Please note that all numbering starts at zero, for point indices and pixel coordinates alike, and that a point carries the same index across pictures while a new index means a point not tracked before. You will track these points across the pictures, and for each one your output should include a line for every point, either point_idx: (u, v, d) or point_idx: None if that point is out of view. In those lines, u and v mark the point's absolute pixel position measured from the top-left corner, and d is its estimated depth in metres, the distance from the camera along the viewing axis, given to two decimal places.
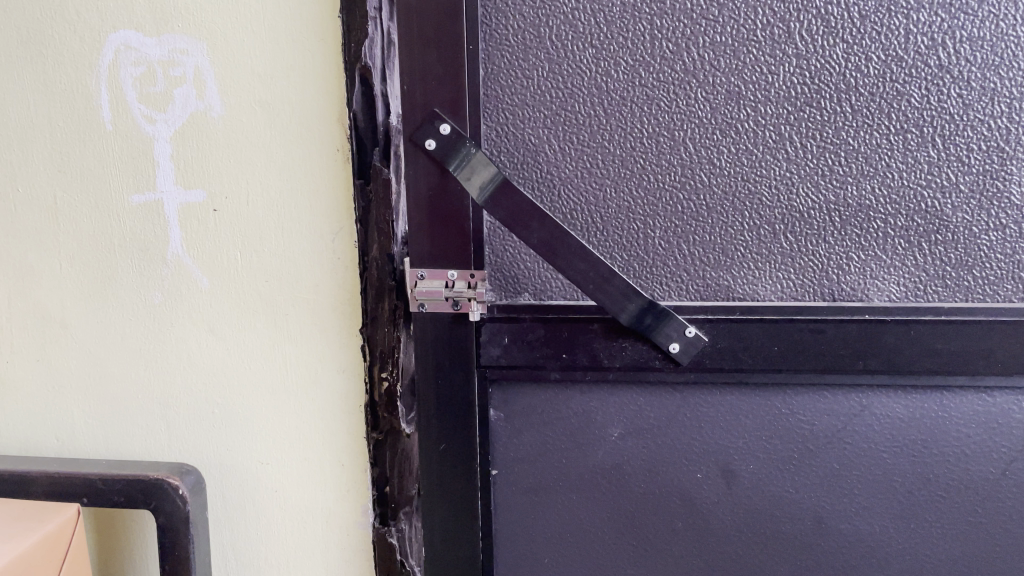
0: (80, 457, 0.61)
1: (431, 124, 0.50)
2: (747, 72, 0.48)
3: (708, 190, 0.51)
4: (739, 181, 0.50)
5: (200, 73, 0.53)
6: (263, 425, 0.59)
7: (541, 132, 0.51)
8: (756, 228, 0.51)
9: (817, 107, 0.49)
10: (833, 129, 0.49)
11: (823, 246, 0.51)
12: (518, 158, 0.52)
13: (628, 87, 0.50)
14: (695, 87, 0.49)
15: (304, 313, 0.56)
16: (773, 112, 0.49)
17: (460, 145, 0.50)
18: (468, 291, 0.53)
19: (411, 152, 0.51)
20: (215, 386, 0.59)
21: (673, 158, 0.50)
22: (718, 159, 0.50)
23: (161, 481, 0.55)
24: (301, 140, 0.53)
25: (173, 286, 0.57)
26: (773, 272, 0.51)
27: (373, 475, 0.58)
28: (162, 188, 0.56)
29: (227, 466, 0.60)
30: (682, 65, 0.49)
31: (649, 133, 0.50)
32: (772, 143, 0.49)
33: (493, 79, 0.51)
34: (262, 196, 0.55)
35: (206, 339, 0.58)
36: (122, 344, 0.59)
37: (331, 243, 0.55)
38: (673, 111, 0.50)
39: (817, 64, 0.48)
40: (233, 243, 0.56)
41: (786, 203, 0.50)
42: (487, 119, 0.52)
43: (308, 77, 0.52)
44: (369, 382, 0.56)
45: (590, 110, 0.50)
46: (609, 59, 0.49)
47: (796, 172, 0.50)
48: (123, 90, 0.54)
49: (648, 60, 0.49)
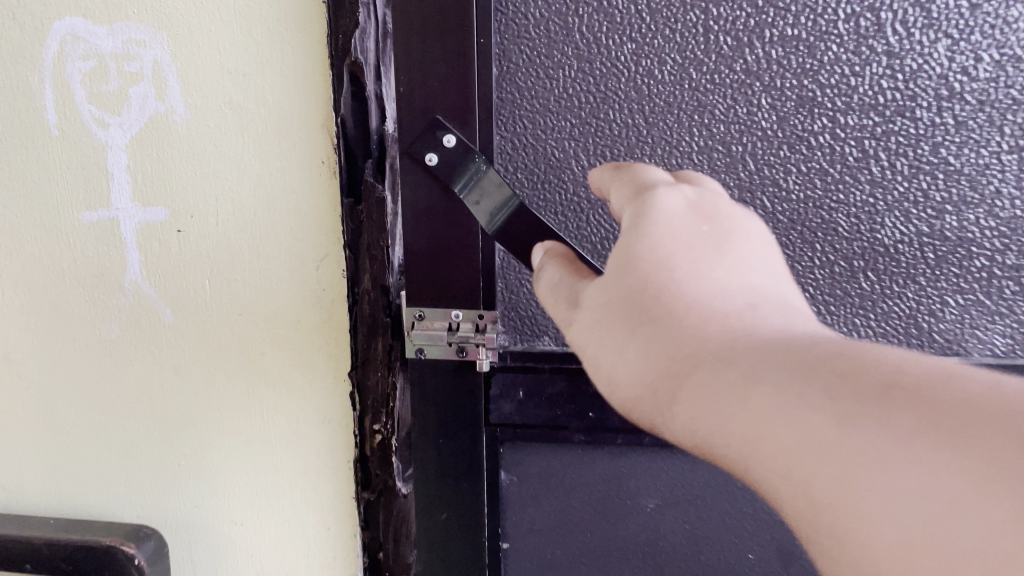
0: (26, 510, 0.53)
1: (432, 135, 0.42)
2: (824, 73, 0.39)
3: (772, 218, 0.42)
4: (811, 208, 0.41)
5: (160, 69, 0.44)
6: (238, 479, 0.50)
7: (567, 145, 0.42)
8: (829, 263, 0.42)
9: (911, 118, 0.39)
10: (929, 146, 0.40)
11: (912, 287, 0.41)
12: (538, 175, 0.43)
13: (675, 91, 0.41)
14: (759, 92, 0.40)
15: (284, 353, 0.48)
16: (856, 123, 0.40)
17: (469, 160, 0.42)
18: (476, 336, 0.45)
19: (410, 170, 0.43)
20: (182, 435, 0.50)
21: (728, 179, 0.41)
22: (785, 181, 0.41)
23: (115, 548, 0.47)
24: (278, 151, 0.45)
25: (132, 318, 0.49)
26: (848, 318, 0.42)
27: (364, 541, 0.50)
28: (118, 204, 0.47)
29: (196, 526, 0.52)
30: (743, 65, 0.40)
31: (700, 147, 0.41)
32: (852, 161, 0.40)
33: (510, 78, 0.42)
34: (234, 215, 0.46)
35: (171, 381, 0.50)
36: (74, 385, 0.51)
37: (315, 273, 0.47)
38: (729, 121, 0.41)
39: (914, 64, 0.38)
40: (202, 270, 0.47)
41: (867, 235, 0.41)
42: (501, 128, 0.43)
43: (287, 75, 0.43)
44: (359, 436, 0.48)
45: (628, 119, 0.41)
46: (652, 57, 0.40)
47: (882, 197, 0.40)
48: (70, 88, 0.46)
49: (700, 58, 0.40)
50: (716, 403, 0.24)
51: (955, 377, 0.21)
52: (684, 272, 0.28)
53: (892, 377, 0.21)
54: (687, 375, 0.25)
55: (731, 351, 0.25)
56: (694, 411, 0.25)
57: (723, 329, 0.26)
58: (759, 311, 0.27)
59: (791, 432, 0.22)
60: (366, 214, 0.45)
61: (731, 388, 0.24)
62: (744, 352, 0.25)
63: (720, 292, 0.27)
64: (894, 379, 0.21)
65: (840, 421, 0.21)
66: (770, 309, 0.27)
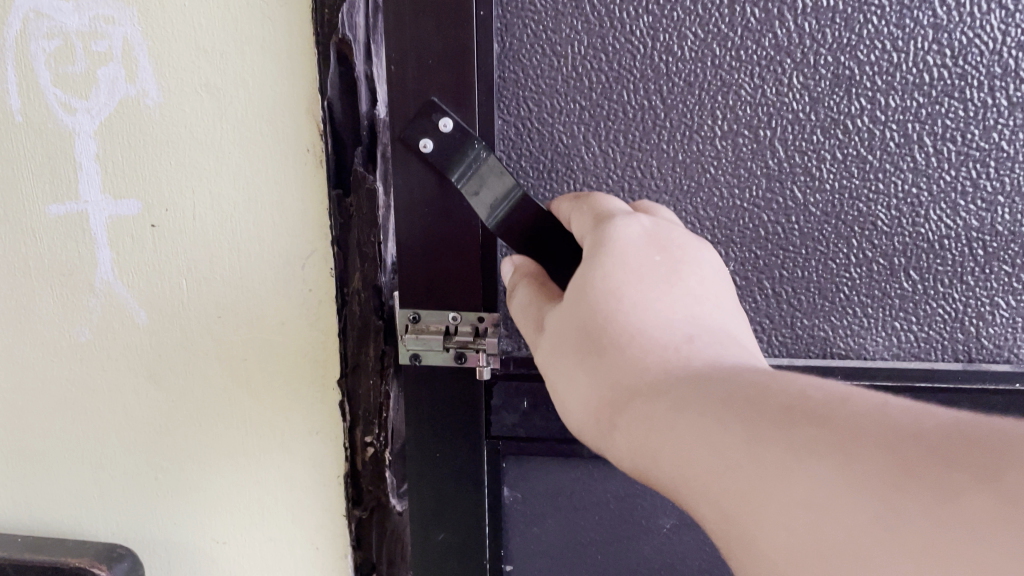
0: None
1: (427, 119, 0.38)
2: (863, 49, 0.35)
3: (804, 210, 0.38)
4: (846, 200, 0.38)
5: (131, 48, 0.41)
6: (219, 494, 0.47)
7: (577, 129, 0.39)
8: (868, 260, 0.38)
9: (961, 99, 0.35)
10: (981, 130, 0.36)
11: (958, 287, 0.38)
12: (544, 163, 0.40)
13: (696, 69, 0.37)
14: (790, 70, 0.36)
15: (268, 358, 0.44)
16: (899, 105, 0.36)
17: (468, 146, 0.38)
18: (476, 342, 0.41)
19: (402, 157, 0.39)
20: (159, 447, 0.47)
21: (756, 167, 0.38)
22: (819, 170, 0.37)
23: (85, 569, 0.44)
24: (259, 138, 0.41)
25: (104, 321, 0.45)
26: (886, 323, 0.39)
27: (355, 562, 0.46)
28: (87, 197, 0.43)
29: (174, 544, 0.48)
30: (772, 40, 0.36)
31: (725, 132, 0.37)
32: (894, 147, 0.36)
33: (513, 56, 0.38)
34: (212, 209, 0.42)
35: (146, 388, 0.46)
36: (43, 393, 0.47)
37: (301, 272, 0.43)
38: (757, 102, 0.37)
39: (964, 39, 0.34)
40: (178, 268, 0.44)
41: (908, 230, 0.37)
42: (502, 110, 0.39)
43: (269, 55, 0.40)
44: (350, 449, 0.45)
45: (643, 101, 0.37)
46: (670, 31, 0.36)
47: (926, 188, 0.37)
48: (33, 70, 0.42)
49: (725, 32, 0.36)
50: (644, 426, 0.24)
51: (857, 400, 0.20)
52: (628, 303, 0.27)
53: (794, 401, 0.21)
54: (626, 408, 0.25)
55: (664, 383, 0.25)
56: (632, 439, 0.25)
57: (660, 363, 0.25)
58: (696, 343, 0.26)
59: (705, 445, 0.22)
60: (355, 206, 0.42)
61: (658, 419, 0.24)
62: (678, 384, 0.24)
63: (664, 323, 0.27)
64: (798, 401, 0.21)
65: (750, 443, 0.20)
66: (707, 340, 0.26)
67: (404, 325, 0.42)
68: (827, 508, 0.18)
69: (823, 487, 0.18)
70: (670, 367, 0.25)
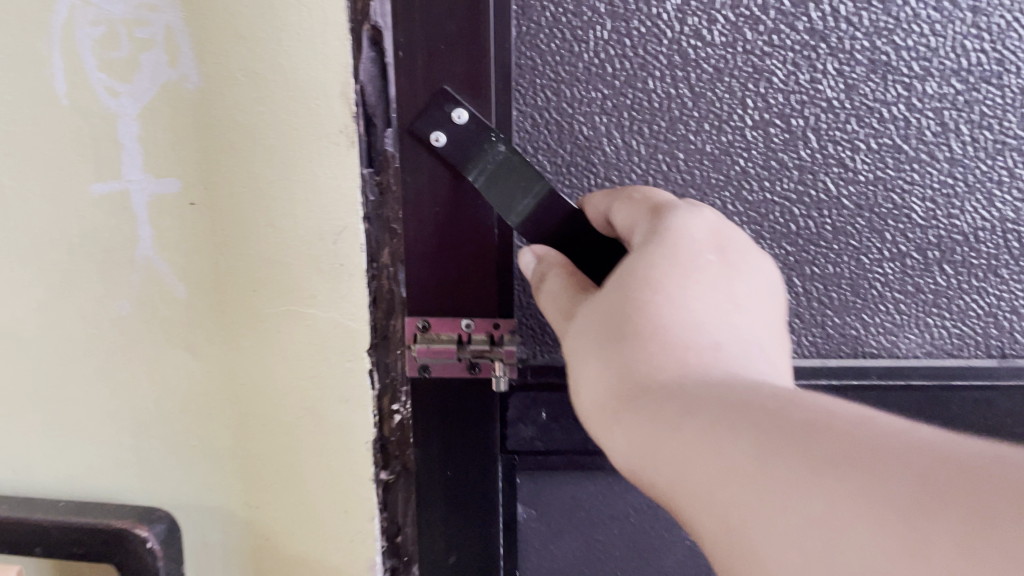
0: (27, 496, 0.51)
1: (439, 110, 0.44)
2: (899, 35, 0.43)
3: (843, 202, 0.46)
4: (884, 191, 0.46)
5: (173, 35, 0.43)
6: (252, 461, 0.49)
7: (596, 120, 0.45)
8: (902, 256, 0.47)
9: (993, 86, 0.44)
10: (1004, 125, 0.45)
11: (990, 277, 0.47)
12: (562, 155, 0.46)
13: (727, 57, 0.44)
14: (831, 58, 0.44)
15: (300, 331, 0.47)
16: (936, 93, 0.44)
17: (483, 139, 0.43)
18: (490, 352, 0.47)
19: (412, 148, 0.45)
20: (196, 415, 0.49)
21: (791, 156, 0.45)
22: (852, 160, 0.45)
23: (128, 532, 0.46)
24: (296, 121, 0.43)
25: (144, 295, 0.48)
26: (923, 319, 0.48)
27: (381, 524, 0.50)
28: (129, 176, 0.46)
29: (208, 508, 0.50)
30: (806, 24, 0.43)
31: (761, 121, 0.45)
32: (932, 136, 0.45)
33: (530, 39, 0.43)
34: (250, 188, 0.45)
35: (184, 360, 0.48)
36: (84, 365, 0.49)
37: (333, 248, 0.45)
38: (789, 90, 0.44)
39: (1002, 23, 0.43)
40: (216, 243, 0.46)
41: (943, 221, 0.46)
42: (519, 101, 0.45)
43: (307, 42, 0.42)
44: (377, 417, 0.48)
45: (674, 91, 0.44)
46: (708, 18, 0.43)
47: (962, 182, 0.46)
48: (79, 56, 0.44)
49: (759, 17, 0.43)
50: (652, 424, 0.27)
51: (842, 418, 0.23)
52: (661, 310, 0.31)
53: (793, 418, 0.24)
54: (637, 401, 0.29)
55: (676, 385, 0.28)
56: (635, 436, 0.28)
57: (679, 368, 0.29)
58: (720, 352, 0.30)
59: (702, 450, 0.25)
60: (386, 185, 0.46)
61: (665, 416, 0.27)
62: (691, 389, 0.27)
63: (691, 330, 0.30)
64: (794, 417, 0.24)
65: (743, 451, 0.23)
66: (732, 351, 0.30)
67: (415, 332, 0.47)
68: (797, 512, 0.21)
69: (798, 497, 0.21)
70: (685, 372, 0.28)
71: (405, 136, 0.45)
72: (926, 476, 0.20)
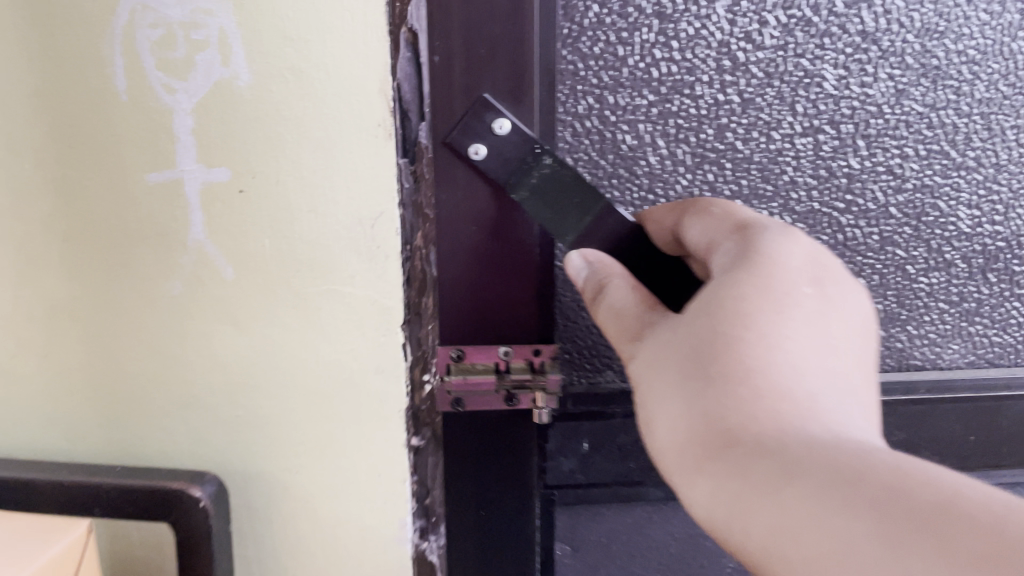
0: (77, 463, 0.55)
1: (478, 117, 0.50)
2: (936, 58, 0.57)
3: (888, 208, 0.60)
4: (919, 199, 0.61)
5: (227, 37, 0.47)
6: (292, 429, 0.53)
7: (645, 128, 0.56)
8: (948, 265, 0.63)
9: (1001, 116, 0.60)
10: (1004, 152, 0.61)
11: (1007, 278, 0.64)
12: (607, 159, 0.56)
13: (784, 66, 0.56)
14: (880, 79, 0.57)
15: (339, 308, 0.51)
16: (961, 118, 0.59)
17: (525, 152, 0.50)
18: (531, 382, 0.56)
19: (451, 160, 0.51)
20: (239, 387, 0.53)
21: (839, 164, 0.59)
22: (898, 174, 0.60)
23: (181, 491, 0.50)
24: (338, 115, 0.48)
25: (194, 275, 0.52)
26: (960, 328, 0.65)
27: (412, 488, 0.55)
28: (182, 165, 0.50)
29: (250, 473, 0.54)
30: (856, 28, 0.56)
31: (814, 133, 0.58)
32: (954, 154, 0.60)
33: (573, 42, 0.53)
34: (295, 175, 0.49)
35: (231, 335, 0.52)
36: (137, 339, 0.53)
37: (371, 231, 0.50)
38: (847, 103, 0.57)
39: (1008, 48, 0.58)
40: (261, 227, 0.50)
41: (967, 233, 0.62)
42: (564, 104, 0.54)
43: (350, 44, 0.46)
44: (410, 388, 0.53)
45: (740, 98, 0.56)
46: (755, 28, 0.55)
47: (973, 197, 0.62)
48: (138, 55, 0.48)
49: (811, 21, 0.55)
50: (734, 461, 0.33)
51: (892, 468, 0.28)
52: (748, 358, 0.36)
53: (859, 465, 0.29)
54: (725, 441, 0.34)
55: (762, 434, 0.33)
56: (718, 472, 0.33)
57: (766, 414, 0.34)
58: (806, 404, 0.35)
59: (777, 487, 0.30)
60: (420, 173, 0.51)
61: (749, 461, 0.32)
62: (773, 440, 0.33)
63: (778, 382, 0.36)
64: (857, 465, 0.29)
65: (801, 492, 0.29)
66: (824, 403, 0.35)
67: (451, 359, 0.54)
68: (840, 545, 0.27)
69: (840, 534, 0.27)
70: (774, 421, 0.34)
71: (439, 146, 0.51)
72: (950, 540, 0.24)
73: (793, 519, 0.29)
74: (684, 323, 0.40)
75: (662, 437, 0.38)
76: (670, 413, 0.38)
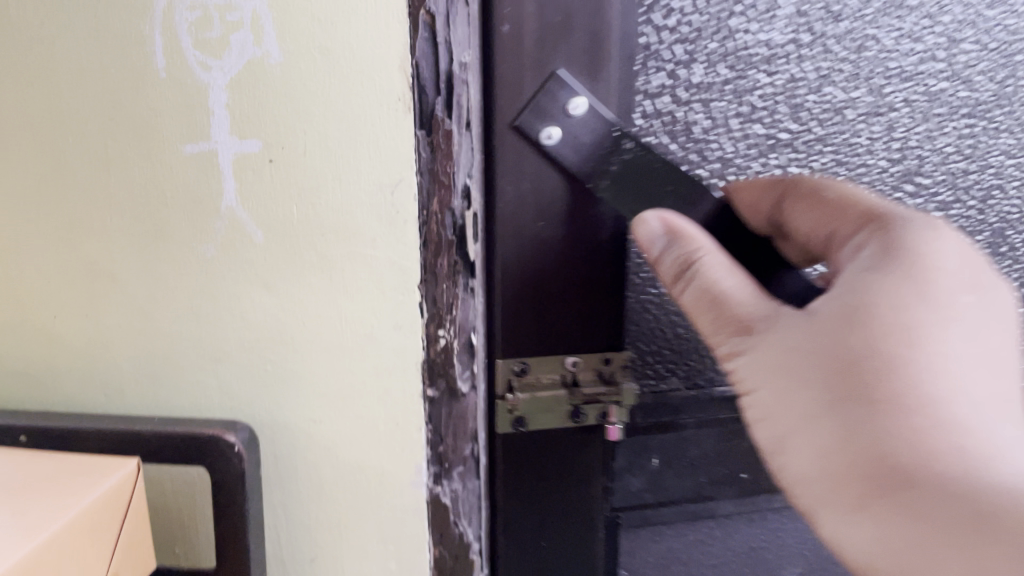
0: (114, 414, 0.59)
1: (542, 100, 0.59)
2: (950, 52, 0.70)
3: (917, 182, 0.73)
4: (942, 173, 0.73)
5: (259, 18, 0.51)
6: (318, 382, 0.58)
7: (717, 111, 0.67)
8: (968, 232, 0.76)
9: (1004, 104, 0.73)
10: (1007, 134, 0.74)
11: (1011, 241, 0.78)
12: (681, 136, 0.67)
13: (833, 59, 0.67)
14: (907, 71, 0.69)
15: (361, 269, 0.55)
16: (972, 105, 0.72)
17: (612, 139, 0.60)
18: (595, 393, 0.69)
19: (513, 143, 0.60)
20: (267, 343, 0.58)
21: (877, 146, 0.71)
22: (921, 153, 0.72)
23: (218, 438, 0.54)
24: (361, 90, 0.52)
25: (227, 239, 0.56)
26: None
27: (427, 436, 0.59)
28: (217, 137, 0.54)
29: (277, 424, 0.59)
30: (889, 30, 0.68)
31: (859, 116, 0.70)
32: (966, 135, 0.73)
33: (652, 29, 0.63)
34: (321, 146, 0.53)
35: (260, 296, 0.57)
36: (173, 300, 0.58)
37: (391, 197, 0.54)
38: (880, 93, 0.69)
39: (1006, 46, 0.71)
40: (290, 194, 0.55)
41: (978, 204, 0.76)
42: (644, 85, 0.64)
43: (373, 24, 0.51)
44: (425, 341, 0.57)
45: (792, 88, 0.68)
46: (808, 25, 0.66)
47: (986, 174, 0.75)
48: (176, 35, 0.52)
49: (852, 21, 0.67)
50: (880, 489, 0.43)
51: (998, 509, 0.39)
52: (918, 379, 0.43)
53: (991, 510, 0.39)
54: (881, 480, 0.43)
55: (916, 472, 0.42)
56: (886, 513, 0.43)
57: (910, 428, 0.43)
58: (941, 410, 0.43)
59: (908, 517, 0.42)
60: (436, 144, 0.54)
61: (916, 504, 0.42)
62: (926, 477, 0.42)
63: (931, 400, 0.43)
64: (979, 514, 0.39)
65: (962, 560, 0.39)
66: (959, 405, 0.43)
67: (507, 372, 0.66)
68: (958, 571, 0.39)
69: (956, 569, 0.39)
70: (913, 446, 0.42)
71: (507, 130, 0.59)
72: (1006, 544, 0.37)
73: (941, 554, 0.40)
74: (806, 350, 0.47)
75: (803, 464, 0.47)
76: (803, 434, 0.47)
